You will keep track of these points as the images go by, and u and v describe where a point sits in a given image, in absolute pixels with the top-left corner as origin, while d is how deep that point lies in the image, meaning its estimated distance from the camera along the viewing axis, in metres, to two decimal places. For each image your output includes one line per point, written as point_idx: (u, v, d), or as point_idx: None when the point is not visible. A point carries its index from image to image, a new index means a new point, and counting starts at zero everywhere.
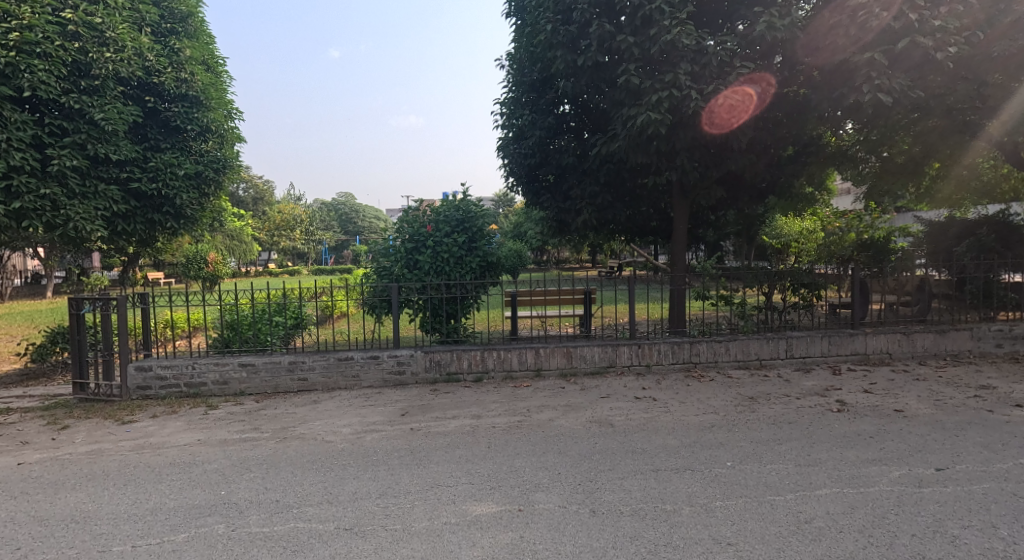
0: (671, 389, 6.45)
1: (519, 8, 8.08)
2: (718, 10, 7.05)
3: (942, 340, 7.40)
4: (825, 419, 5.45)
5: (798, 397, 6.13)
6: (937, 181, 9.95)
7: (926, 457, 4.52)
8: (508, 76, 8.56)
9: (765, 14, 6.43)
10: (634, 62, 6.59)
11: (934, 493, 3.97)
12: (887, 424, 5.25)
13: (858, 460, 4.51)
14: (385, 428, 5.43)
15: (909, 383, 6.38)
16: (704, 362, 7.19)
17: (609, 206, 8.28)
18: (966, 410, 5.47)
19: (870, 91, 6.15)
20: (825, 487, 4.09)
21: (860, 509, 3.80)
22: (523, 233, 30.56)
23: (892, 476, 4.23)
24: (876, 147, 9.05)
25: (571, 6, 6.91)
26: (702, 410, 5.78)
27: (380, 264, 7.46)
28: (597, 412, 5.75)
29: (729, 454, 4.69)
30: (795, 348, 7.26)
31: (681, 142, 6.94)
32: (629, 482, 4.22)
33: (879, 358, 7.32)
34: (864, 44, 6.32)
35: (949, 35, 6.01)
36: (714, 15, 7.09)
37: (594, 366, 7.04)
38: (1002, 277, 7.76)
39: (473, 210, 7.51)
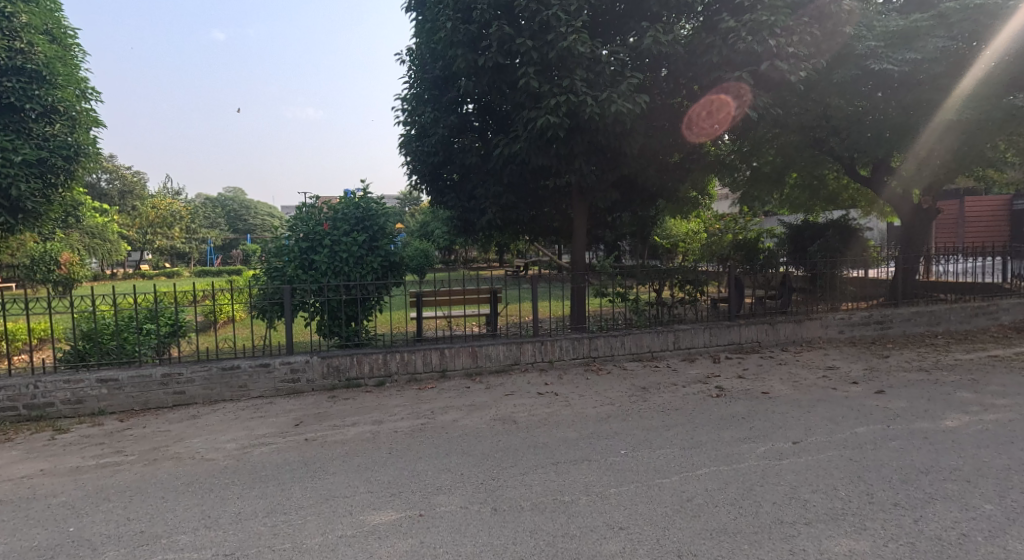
0: (574, 383, 6.89)
1: (420, 3, 8.21)
2: (611, 21, 7.51)
3: (799, 328, 8.34)
4: (705, 403, 6.04)
5: (683, 384, 6.72)
6: (797, 187, 11.15)
7: (786, 433, 5.15)
8: (410, 72, 8.70)
9: (651, 29, 6.95)
10: (532, 66, 6.92)
11: (791, 464, 4.55)
12: (757, 405, 5.90)
13: (733, 439, 5.08)
14: (276, 441, 5.45)
15: (773, 367, 7.19)
16: (602, 356, 7.66)
17: (512, 206, 8.52)
18: (817, 388, 6.27)
19: None
20: (704, 466, 4.58)
21: (733, 483, 4.28)
22: (428, 233, 30.61)
23: (760, 451, 4.81)
24: (747, 157, 9.98)
25: (471, 5, 7.11)
26: (600, 402, 6.22)
27: (272, 264, 7.42)
28: (501, 409, 6.05)
29: (623, 442, 5.13)
30: (683, 339, 7.91)
31: (579, 146, 7.36)
32: (531, 477, 4.54)
33: (751, 346, 8.13)
34: (735, 64, 7.01)
35: (800, 62, 6.86)
36: (608, 25, 7.53)
37: (499, 364, 7.33)
38: (845, 272, 8.95)
39: (374, 208, 7.59)
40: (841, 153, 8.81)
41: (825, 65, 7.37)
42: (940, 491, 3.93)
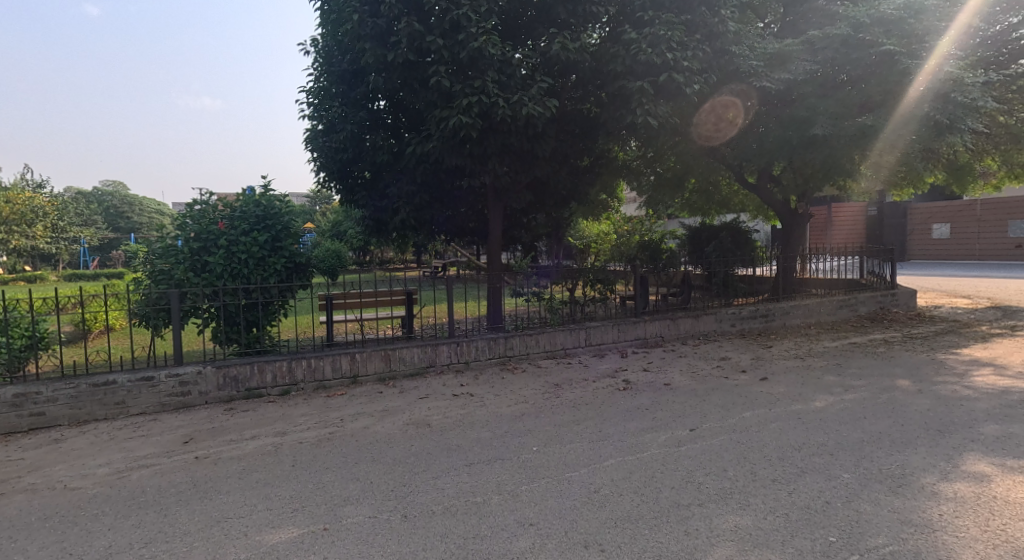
0: (488, 383, 7.06)
1: None
2: (521, 26, 7.79)
3: (698, 322, 8.95)
4: (612, 397, 6.38)
5: (594, 379, 7.06)
6: (696, 192, 11.96)
7: (684, 421, 5.55)
8: (315, 65, 8.60)
9: (559, 36, 7.24)
10: (444, 65, 7.05)
11: (688, 449, 4.91)
12: (659, 395, 6.33)
13: (637, 429, 5.42)
14: (161, 462, 5.11)
15: (675, 359, 7.70)
16: (517, 354, 7.88)
17: (425, 206, 8.53)
18: (712, 378, 6.79)
19: (642, 115, 7.25)
20: (610, 457, 4.83)
21: (637, 472, 4.53)
22: (342, 234, 30.02)
23: (661, 440, 5.15)
24: (651, 162, 10.59)
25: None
26: (514, 400, 6.44)
27: (157, 267, 6.95)
28: (414, 414, 6.11)
29: (535, 439, 5.33)
30: (594, 336, 8.27)
31: (492, 147, 7.51)
32: (443, 481, 4.55)
33: (656, 341, 8.62)
34: (638, 74, 7.41)
35: (693, 75, 7.37)
36: (519, 30, 7.81)
37: (413, 367, 7.39)
38: (738, 271, 9.65)
39: (278, 206, 7.49)
40: (734, 159, 9.54)
41: (716, 80, 7.95)
42: (808, 465, 4.39)
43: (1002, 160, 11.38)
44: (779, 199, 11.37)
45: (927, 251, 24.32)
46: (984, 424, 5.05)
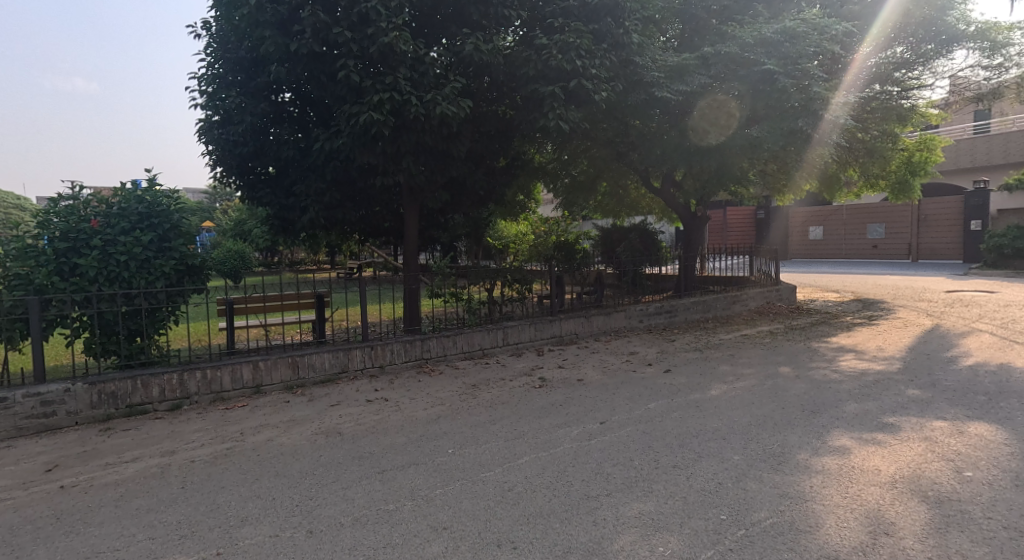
0: (403, 387, 7.01)
1: None
2: (433, 25, 7.84)
3: (610, 319, 9.34)
4: (529, 395, 6.56)
5: (510, 378, 7.22)
6: (608, 193, 12.48)
7: (596, 414, 5.80)
8: (211, 50, 8.11)
9: (472, 36, 7.35)
10: (353, 58, 6.98)
11: (598, 442, 5.13)
12: (572, 391, 6.58)
13: (550, 425, 5.60)
14: (20, 495, 4.55)
15: (588, 355, 8.02)
16: (434, 357, 7.89)
17: (336, 205, 8.47)
18: (622, 371, 7.13)
19: (554, 118, 7.47)
20: (524, 455, 4.94)
21: (549, 467, 4.66)
22: (245, 234, 28.78)
23: (573, 434, 5.34)
24: (564, 164, 10.97)
25: None
26: (430, 403, 6.45)
27: (12, 271, 6.18)
28: (324, 422, 5.91)
29: (450, 441, 5.33)
30: (512, 335, 8.45)
31: (405, 145, 7.47)
32: (352, 491, 4.40)
33: (570, 338, 8.92)
34: (549, 78, 7.63)
35: (600, 82, 7.70)
36: (431, 28, 7.88)
37: (324, 374, 7.16)
38: (645, 269, 10.19)
39: (165, 203, 6.80)
40: (642, 162, 10.01)
41: (622, 88, 8.28)
42: (703, 450, 4.73)
43: (861, 171, 12.79)
44: (681, 202, 12.01)
45: (807, 251, 26.31)
46: (846, 403, 5.64)
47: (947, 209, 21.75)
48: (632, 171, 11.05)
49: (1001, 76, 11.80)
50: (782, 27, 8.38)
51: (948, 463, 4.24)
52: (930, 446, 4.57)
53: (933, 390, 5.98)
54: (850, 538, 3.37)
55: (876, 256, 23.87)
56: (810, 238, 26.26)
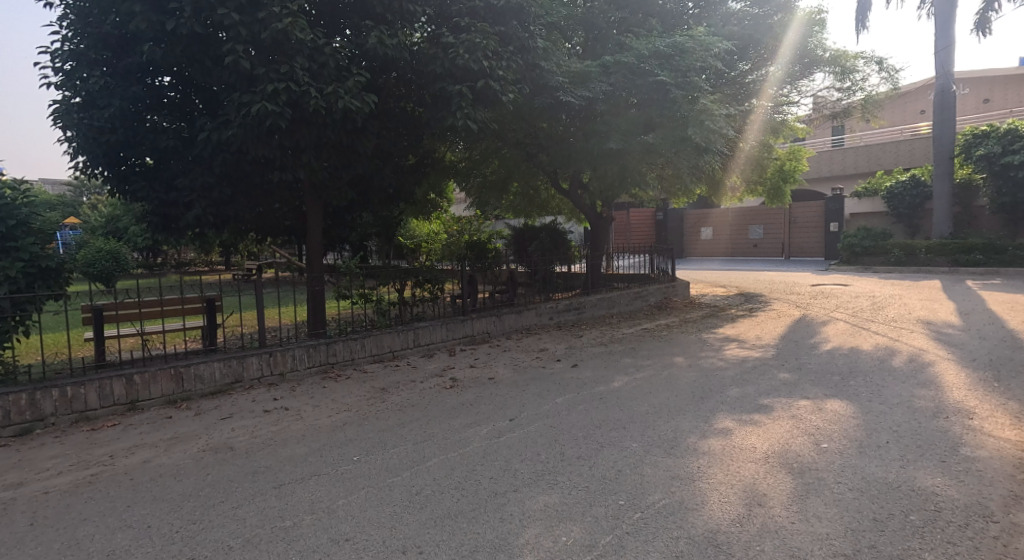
0: (306, 394, 6.71)
1: None
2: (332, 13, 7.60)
3: (521, 317, 9.55)
4: (439, 396, 6.58)
5: (421, 380, 7.19)
6: (518, 193, 12.72)
7: (505, 412, 5.91)
8: (67, 23, 7.08)
9: (375, 29, 7.21)
10: (241, 43, 6.62)
11: (507, 439, 5.21)
12: (483, 390, 6.68)
13: (461, 425, 5.63)
14: None
15: (499, 354, 8.17)
16: (341, 361, 7.66)
17: (227, 200, 7.95)
18: (532, 368, 7.34)
19: (462, 117, 7.54)
20: (433, 457, 4.91)
21: (458, 468, 4.68)
22: (123, 233, 26.77)
23: (484, 432, 5.40)
24: (474, 163, 11.12)
25: None
26: (335, 410, 6.23)
27: None
28: (213, 438, 5.53)
29: (356, 448, 5.19)
30: (422, 336, 8.41)
31: (304, 140, 7.21)
32: (244, 510, 4.17)
33: (482, 337, 9.02)
34: (456, 77, 7.67)
35: (507, 84, 7.85)
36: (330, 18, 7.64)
37: (213, 386, 6.69)
38: (556, 267, 10.53)
39: (7, 197, 6.10)
40: (550, 162, 10.28)
41: (528, 91, 8.54)
42: (605, 440, 4.97)
43: (745, 176, 13.75)
44: (587, 204, 12.49)
45: (699, 250, 27.82)
46: (730, 388, 6.12)
47: (813, 213, 23.98)
48: (539, 171, 11.30)
49: (850, 97, 13.90)
50: (671, 41, 8.90)
51: (809, 437, 4.72)
52: (796, 423, 5.05)
53: (801, 373, 6.61)
54: (728, 511, 3.68)
55: (755, 254, 25.84)
56: (701, 239, 27.75)
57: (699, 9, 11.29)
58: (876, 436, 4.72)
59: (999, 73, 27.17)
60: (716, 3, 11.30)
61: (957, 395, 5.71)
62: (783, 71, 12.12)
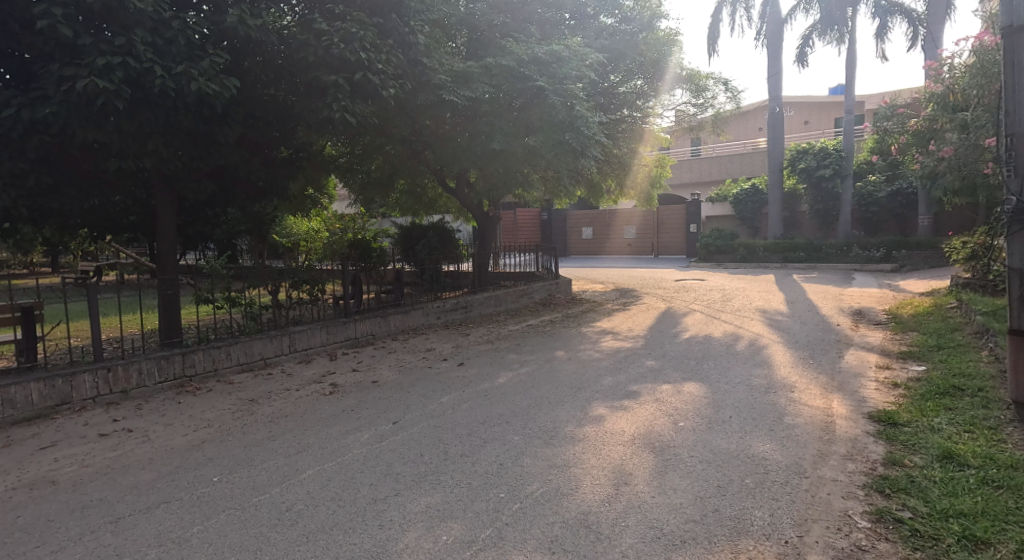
0: (157, 412, 6.01)
1: None
2: None
3: (408, 318, 9.50)
4: (318, 403, 6.22)
5: (297, 388, 6.74)
6: (406, 191, 13.10)
7: (388, 415, 5.75)
8: None
9: (234, 8, 6.60)
10: (62, 8, 5.70)
11: (388, 444, 5.03)
12: (365, 395, 6.43)
13: (339, 433, 5.33)
14: None
15: (384, 356, 8.08)
16: (202, 373, 6.98)
17: (47, 192, 6.97)
18: (418, 369, 7.31)
19: (338, 110, 7.29)
20: (308, 468, 4.61)
21: (334, 478, 4.41)
22: None
23: (364, 438, 5.17)
24: (354, 158, 11.26)
25: None
26: (192, 427, 5.61)
27: None
28: (30, 472, 4.77)
29: (216, 468, 4.70)
30: (299, 341, 7.96)
31: (149, 124, 6.41)
32: (69, 552, 3.61)
33: (366, 339, 8.81)
34: (330, 66, 7.34)
35: (387, 78, 7.66)
36: None
37: (33, 411, 5.79)
38: (444, 267, 10.66)
39: None
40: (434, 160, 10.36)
41: (410, 87, 8.39)
42: (488, 435, 5.06)
43: (618, 179, 14.24)
44: (474, 204, 12.73)
45: (578, 250, 28.96)
46: (603, 377, 6.53)
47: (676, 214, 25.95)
48: (423, 166, 11.28)
49: (704, 111, 15.29)
50: (549, 49, 9.30)
51: (668, 417, 5.18)
52: (659, 405, 5.50)
53: (664, 359, 7.18)
54: (598, 492, 3.93)
55: (630, 252, 27.33)
56: (581, 238, 28.88)
57: (574, 21, 11.77)
58: (721, 411, 5.28)
59: (815, 100, 30.42)
60: (589, 15, 11.85)
61: (784, 372, 6.54)
62: (648, 84, 13.18)
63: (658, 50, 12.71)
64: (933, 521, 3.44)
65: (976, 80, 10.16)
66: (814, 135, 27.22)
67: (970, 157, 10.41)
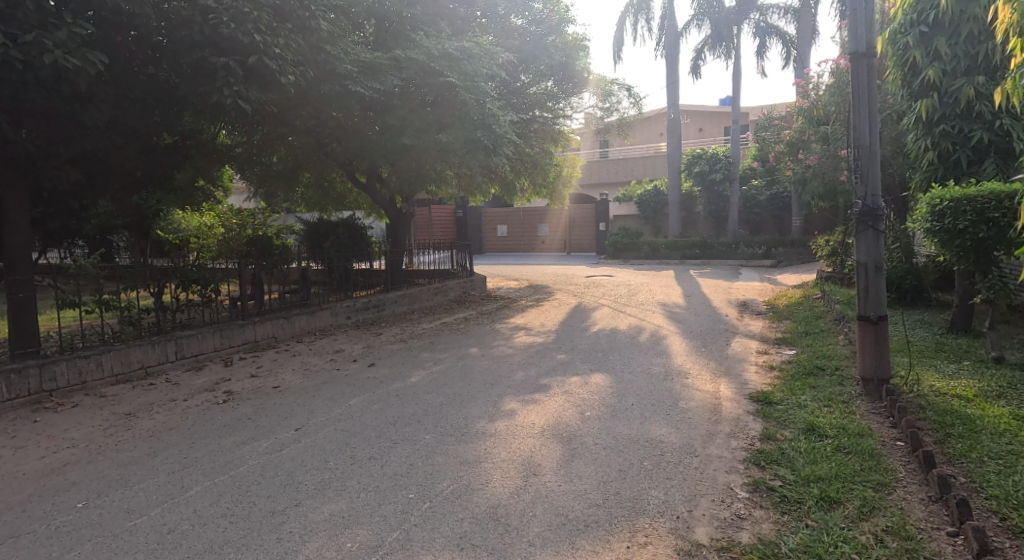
0: (7, 433, 5.26)
1: None
2: None
3: (313, 319, 9.21)
4: (210, 413, 5.68)
5: (185, 398, 6.14)
6: (310, 185, 13.08)
7: (290, 422, 5.35)
8: None
9: None
10: None
11: (290, 452, 4.69)
12: (264, 401, 5.98)
13: (233, 444, 4.87)
14: None
15: (288, 359, 7.67)
16: (66, 387, 6.23)
17: None
18: (324, 372, 7.04)
19: (231, 95, 6.78)
20: (196, 485, 4.15)
21: (227, 493, 4.02)
22: None
23: (262, 448, 4.77)
24: (251, 149, 10.87)
25: None
26: (51, 449, 4.93)
27: None
28: None
29: (81, 493, 4.11)
30: (187, 347, 7.36)
31: None
32: None
33: (267, 342, 8.37)
34: (218, 48, 6.88)
35: (287, 64, 7.18)
36: None
37: None
38: (355, 265, 10.40)
39: None
40: (342, 148, 10.28)
41: (312, 76, 7.90)
42: (398, 436, 4.92)
43: (531, 179, 14.39)
44: (387, 200, 12.61)
45: (492, 247, 29.16)
46: (516, 371, 6.66)
47: (585, 213, 26.71)
48: (329, 157, 10.99)
49: (609, 114, 15.78)
50: (460, 46, 9.34)
51: (576, 408, 5.34)
52: (569, 398, 5.65)
53: (574, 352, 7.41)
54: (507, 485, 3.98)
55: (543, 250, 27.81)
56: (495, 236, 29.05)
57: (486, 20, 11.85)
58: (625, 400, 5.53)
59: (708, 109, 32.06)
60: (501, 15, 12.00)
61: (680, 360, 6.91)
62: (557, 86, 13.72)
63: (565, 53, 13.13)
64: (799, 486, 3.77)
65: (835, 97, 12.16)
66: (709, 141, 28.77)
67: (827, 168, 12.60)
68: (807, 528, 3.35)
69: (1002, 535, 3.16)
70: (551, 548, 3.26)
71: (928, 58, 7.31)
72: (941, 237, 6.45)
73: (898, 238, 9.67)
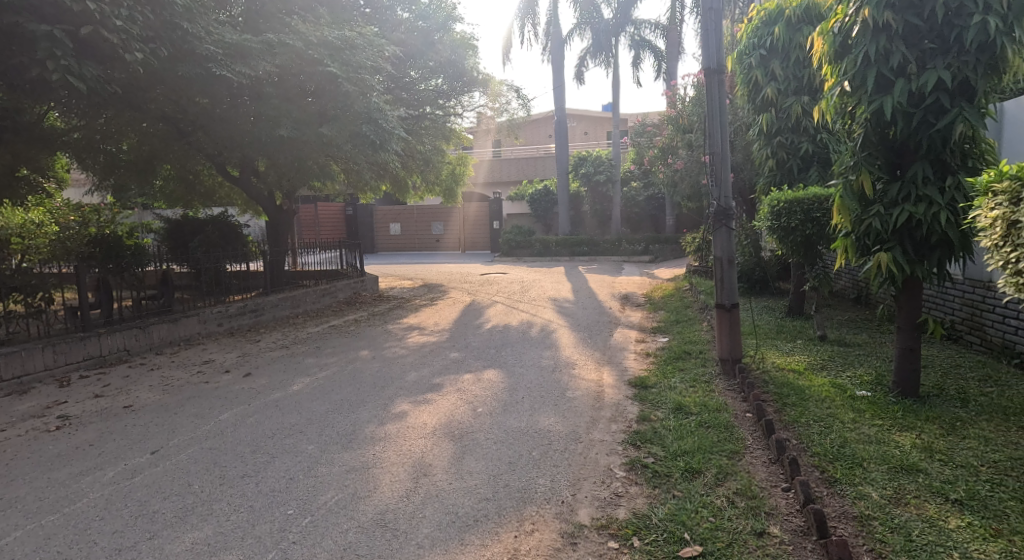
0: None
1: None
2: None
3: (176, 327, 8.57)
4: (38, 444, 5.13)
5: (5, 427, 5.54)
6: (174, 179, 12.42)
7: (143, 445, 4.97)
8: None
9: None
10: None
11: (144, 478, 4.37)
12: (111, 424, 5.53)
13: (70, 477, 4.46)
14: None
15: (143, 376, 7.10)
16: None
17: None
18: (187, 387, 6.61)
19: (58, 69, 6.17)
20: (15, 530, 3.75)
21: (57, 534, 3.67)
22: None
23: (107, 478, 4.40)
24: (94, 133, 10.04)
25: None
26: None
27: None
28: None
29: None
30: (5, 369, 6.61)
31: None
32: None
33: (116, 357, 7.72)
34: (41, 16, 6.25)
35: (130, 38, 6.64)
36: None
37: None
38: (229, 267, 9.84)
39: None
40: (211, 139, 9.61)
41: (166, 54, 7.36)
42: (277, 450, 4.73)
43: (423, 176, 14.34)
44: (267, 196, 12.08)
45: (385, 245, 28.74)
46: (408, 373, 6.62)
47: (476, 210, 26.91)
48: (194, 150, 10.35)
49: (501, 113, 16.03)
50: (341, 35, 9.14)
51: (468, 405, 5.42)
52: (461, 395, 5.71)
53: (466, 351, 7.46)
54: (397, 489, 3.97)
55: (438, 248, 27.77)
56: (389, 235, 28.68)
57: (371, 11, 11.95)
58: (516, 394, 5.67)
59: (593, 115, 33.37)
60: (386, 9, 12.07)
61: (566, 353, 7.15)
62: (447, 84, 13.68)
63: (451, 51, 13.29)
64: (668, 461, 4.06)
65: (698, 108, 13.12)
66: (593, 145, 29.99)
67: (694, 171, 13.68)
68: (674, 498, 3.61)
69: (821, 485, 3.55)
70: (440, 548, 3.30)
71: (767, 78, 8.00)
72: (779, 233, 7.09)
73: (749, 234, 10.47)
